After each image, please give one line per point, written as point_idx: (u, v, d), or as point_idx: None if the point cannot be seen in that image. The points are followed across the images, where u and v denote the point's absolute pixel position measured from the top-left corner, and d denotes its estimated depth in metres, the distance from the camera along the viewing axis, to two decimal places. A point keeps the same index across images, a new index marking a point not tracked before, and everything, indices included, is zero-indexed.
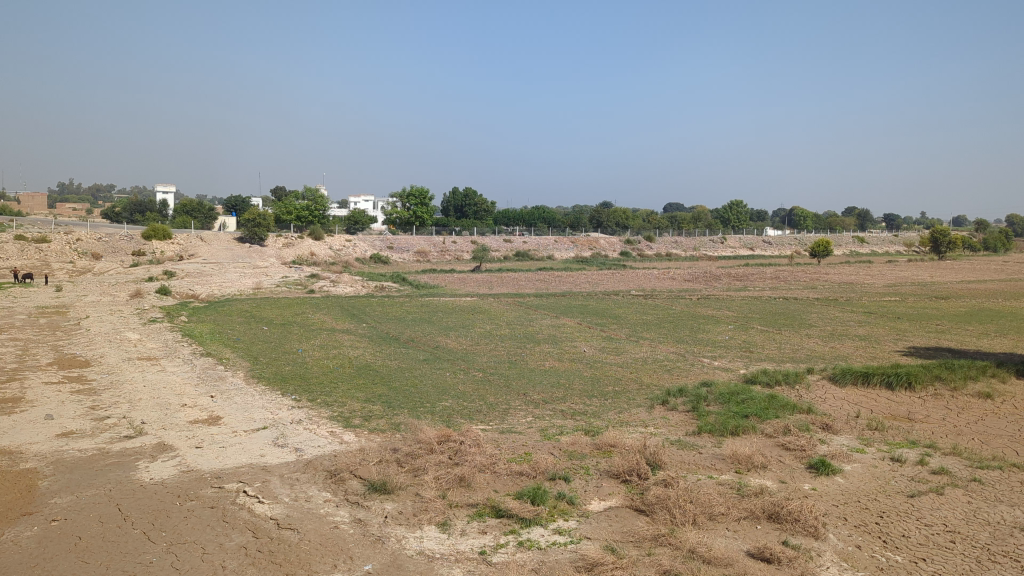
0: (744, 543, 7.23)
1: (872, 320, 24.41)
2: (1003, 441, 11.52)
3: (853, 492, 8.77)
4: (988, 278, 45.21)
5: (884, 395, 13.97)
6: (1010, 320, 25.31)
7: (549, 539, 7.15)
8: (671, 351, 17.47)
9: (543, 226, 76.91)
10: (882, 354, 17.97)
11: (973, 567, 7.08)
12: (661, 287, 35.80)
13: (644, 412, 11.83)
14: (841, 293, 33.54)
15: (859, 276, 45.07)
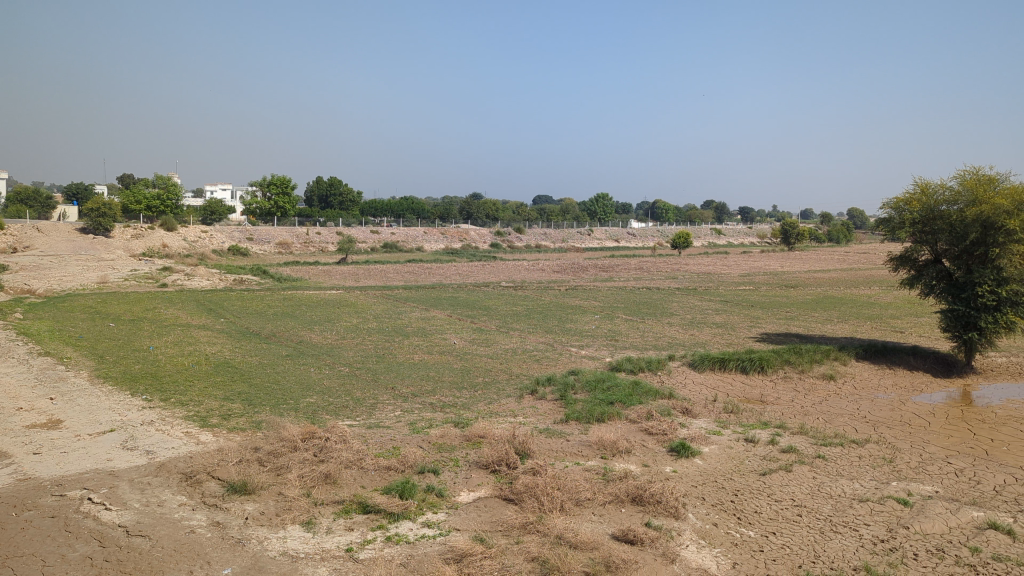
0: (609, 526, 7.44)
1: (727, 308, 25.61)
2: (844, 420, 12.40)
3: (711, 473, 9.20)
4: (832, 268, 48.52)
5: (739, 379, 14.74)
6: (850, 306, 27.25)
7: (417, 533, 7.12)
8: (538, 341, 17.75)
9: (412, 219, 76.29)
10: (737, 340, 18.93)
11: (817, 538, 7.59)
12: (530, 278, 36.31)
13: (513, 403, 11.96)
14: (699, 283, 34.98)
15: (717, 267, 47.28)
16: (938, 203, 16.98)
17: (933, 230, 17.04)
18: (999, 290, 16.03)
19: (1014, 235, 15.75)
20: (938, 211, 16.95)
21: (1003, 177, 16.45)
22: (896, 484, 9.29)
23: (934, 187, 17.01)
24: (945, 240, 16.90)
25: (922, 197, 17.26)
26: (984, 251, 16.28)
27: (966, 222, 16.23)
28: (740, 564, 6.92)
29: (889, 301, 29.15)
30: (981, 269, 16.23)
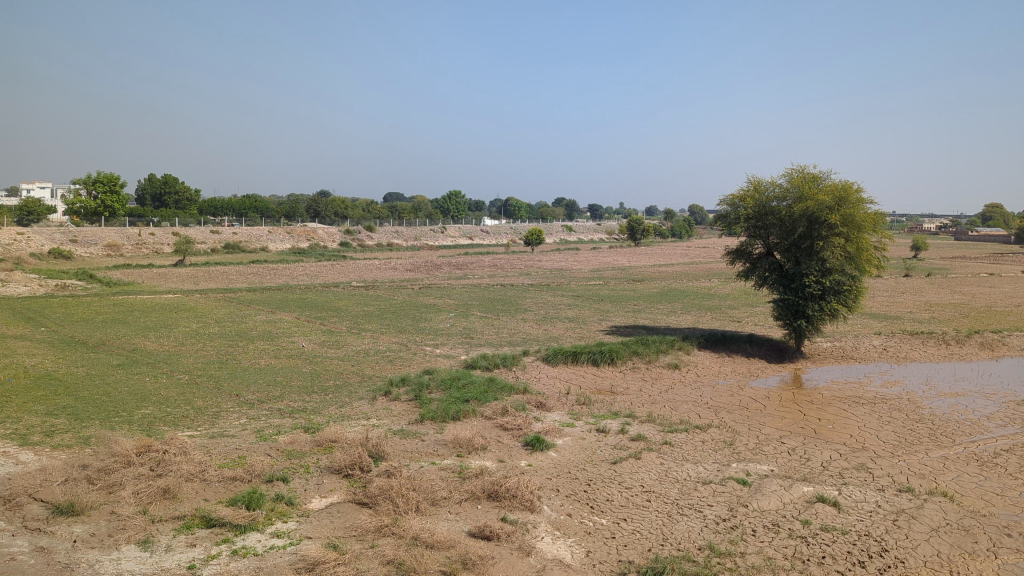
0: (465, 524, 7.46)
1: (578, 303, 26.30)
2: (688, 406, 13.03)
3: (564, 464, 9.41)
4: (675, 262, 50.84)
5: (591, 371, 15.18)
6: (692, 298, 28.63)
7: (266, 544, 6.88)
8: (391, 341, 17.57)
9: (254, 217, 73.59)
10: (588, 334, 19.47)
11: (666, 521, 7.92)
12: (381, 277, 35.92)
13: (366, 405, 11.78)
14: (550, 279, 35.72)
15: (568, 262, 48.52)
16: (769, 199, 18.07)
17: (765, 225, 18.13)
18: (824, 280, 17.34)
19: (836, 228, 17.09)
20: (769, 207, 18.04)
21: (825, 175, 17.74)
22: (736, 465, 9.85)
23: (766, 184, 18.08)
24: (776, 234, 18.04)
25: (755, 194, 18.32)
26: (810, 244, 17.51)
27: (794, 217, 17.41)
28: (594, 552, 7.13)
29: (727, 292, 30.84)
30: (808, 260, 17.48)
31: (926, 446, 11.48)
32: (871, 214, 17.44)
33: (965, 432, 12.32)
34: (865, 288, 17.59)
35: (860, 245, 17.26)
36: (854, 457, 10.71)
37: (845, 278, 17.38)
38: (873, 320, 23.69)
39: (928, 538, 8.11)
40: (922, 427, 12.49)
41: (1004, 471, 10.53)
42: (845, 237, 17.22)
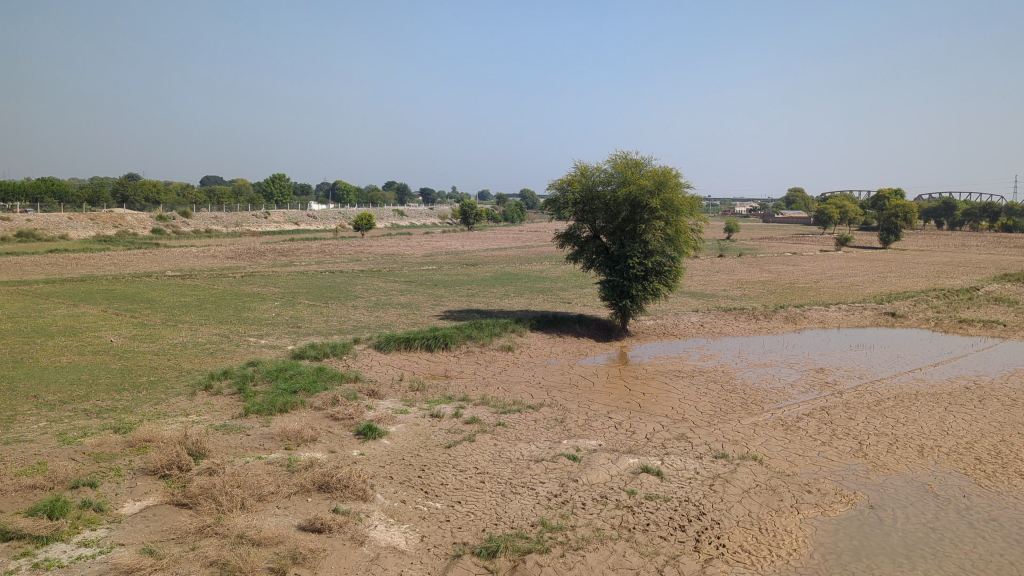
0: (295, 518, 7.27)
1: (410, 288, 26.11)
2: (521, 387, 13.32)
3: (398, 451, 9.36)
4: (507, 246, 51.60)
5: (424, 357, 15.17)
6: (523, 281, 29.22)
7: (72, 555, 6.39)
8: (212, 333, 16.75)
9: (52, 202, 67.64)
10: (421, 320, 19.43)
11: (499, 500, 8.07)
12: (200, 266, 34.14)
13: (185, 401, 11.19)
14: (381, 265, 35.26)
15: (399, 247, 48.15)
16: (595, 183, 18.67)
17: (592, 209, 18.69)
18: (646, 261, 18.22)
19: (657, 212, 17.99)
20: (595, 191, 18.63)
21: (646, 161, 18.58)
22: (567, 441, 10.17)
23: (592, 168, 18.64)
24: (602, 218, 18.70)
25: (581, 178, 18.83)
26: (633, 227, 18.29)
27: (618, 201, 18.11)
28: (428, 536, 7.15)
29: (557, 275, 31.67)
30: (631, 243, 18.27)
31: (739, 414, 12.35)
32: (688, 199, 18.51)
33: (772, 399, 13.37)
34: (683, 269, 18.69)
35: (678, 228, 18.26)
36: (675, 427, 11.34)
37: (666, 259, 18.40)
38: (691, 298, 25.12)
39: (740, 499, 8.74)
40: (736, 397, 13.43)
41: (805, 433, 11.52)
42: (665, 220, 18.18)
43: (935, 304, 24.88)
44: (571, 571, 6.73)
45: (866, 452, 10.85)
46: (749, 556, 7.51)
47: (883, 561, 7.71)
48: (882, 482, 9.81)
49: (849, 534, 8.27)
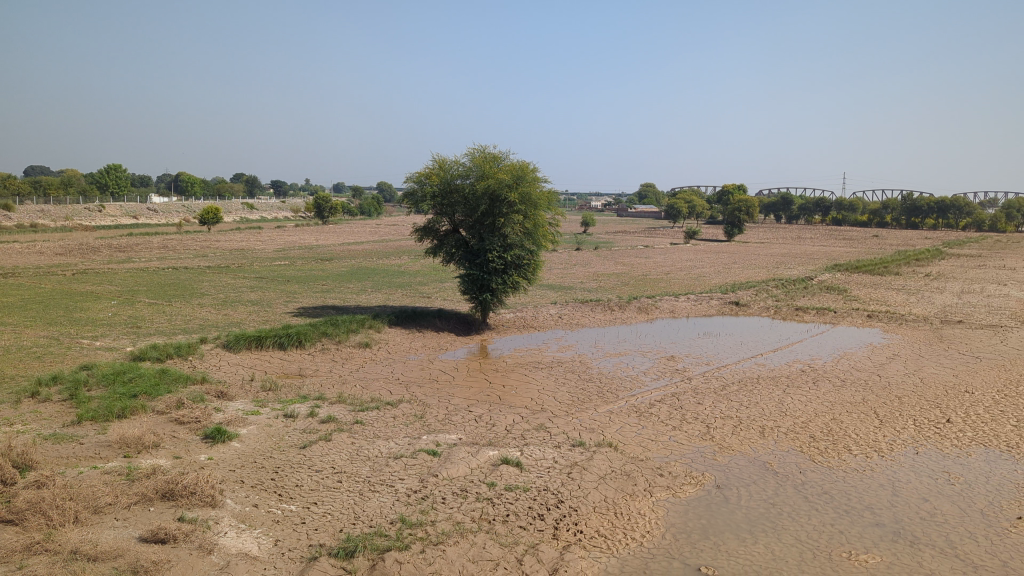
0: (136, 530, 6.85)
1: (261, 285, 25.18)
2: (380, 383, 13.17)
3: (249, 454, 9.02)
4: (363, 240, 50.82)
5: (277, 356, 14.70)
6: (380, 276, 28.88)
7: None
8: (40, 336, 15.55)
9: None
10: (273, 317, 18.82)
11: (357, 500, 7.93)
12: (23, 263, 31.61)
13: (8, 409, 10.31)
14: (229, 261, 33.86)
15: (249, 242, 46.44)
16: (453, 176, 18.49)
17: (450, 202, 18.58)
18: (505, 255, 18.46)
19: (515, 206, 18.23)
20: (454, 184, 18.51)
21: (503, 155, 18.74)
22: (426, 437, 10.13)
23: (450, 162, 18.44)
24: (461, 212, 18.64)
25: (439, 171, 18.60)
26: (492, 221, 18.48)
27: (478, 195, 18.12)
28: (282, 540, 6.94)
29: (416, 269, 31.47)
30: (491, 237, 18.47)
31: (595, 402, 12.72)
32: (546, 193, 18.89)
33: (626, 387, 13.84)
34: (541, 262, 19.16)
35: (536, 222, 18.80)
36: (534, 418, 11.53)
37: (525, 253, 18.75)
38: (548, 291, 25.59)
39: (597, 486, 8.99)
40: (592, 385, 13.83)
41: (657, 419, 11.99)
42: (523, 213, 18.47)
43: (773, 293, 26.51)
44: (431, 566, 6.71)
45: (713, 435, 11.41)
46: (605, 540, 7.75)
47: (729, 537, 8.14)
48: (727, 462, 10.36)
49: (697, 513, 8.69)
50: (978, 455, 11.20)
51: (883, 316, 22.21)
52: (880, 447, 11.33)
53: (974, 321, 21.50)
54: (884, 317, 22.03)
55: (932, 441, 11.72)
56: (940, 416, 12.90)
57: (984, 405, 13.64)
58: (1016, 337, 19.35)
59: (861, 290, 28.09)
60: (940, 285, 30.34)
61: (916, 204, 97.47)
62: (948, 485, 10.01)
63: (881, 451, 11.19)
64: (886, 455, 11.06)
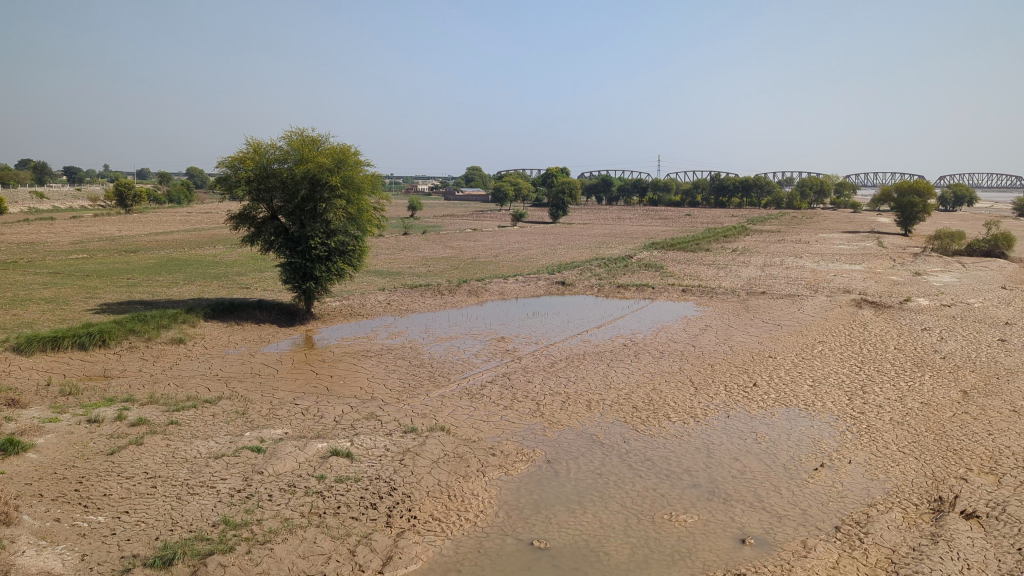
0: None
1: (56, 281, 23.18)
2: (196, 381, 12.51)
3: (47, 465, 8.29)
4: (171, 229, 47.90)
5: (77, 357, 13.60)
6: (192, 267, 27.39)
7: None
8: None
9: None
10: (71, 316, 17.38)
11: (175, 504, 7.50)
12: None
13: None
14: (17, 255, 30.94)
15: (39, 234, 42.62)
16: (270, 161, 17.61)
17: (268, 187, 17.70)
18: (328, 242, 18.14)
19: (337, 190, 17.86)
20: (271, 169, 17.64)
21: (322, 138, 18.21)
22: (249, 434, 9.73)
23: (266, 145, 17.52)
24: (280, 197, 17.85)
25: (255, 155, 17.58)
26: (313, 207, 17.97)
27: (297, 179, 17.48)
28: (90, 555, 6.45)
29: (232, 259, 30.10)
30: (312, 223, 17.98)
31: (426, 387, 12.71)
32: (369, 177, 18.64)
33: (457, 370, 13.95)
34: (366, 247, 18.95)
35: (360, 207, 18.48)
36: (364, 407, 11.37)
37: (349, 239, 18.51)
38: (375, 277, 25.24)
39: (429, 470, 8.99)
40: (422, 370, 13.82)
41: (488, 400, 12.16)
42: (346, 198, 18.15)
43: (596, 272, 27.51)
44: (258, 566, 6.48)
45: (542, 411, 11.72)
46: (439, 524, 7.78)
47: (559, 509, 8.38)
48: (557, 437, 10.67)
49: (529, 489, 8.88)
50: (780, 414, 12.19)
51: (696, 289, 23.62)
52: (696, 413, 12.05)
53: (775, 292, 23.34)
54: (697, 291, 23.43)
55: (741, 404, 12.62)
56: (748, 381, 13.92)
57: (785, 368, 14.86)
58: (811, 305, 21.18)
59: (676, 266, 29.73)
60: (745, 259, 32.65)
61: (723, 184, 104.38)
62: (756, 444, 10.82)
63: (697, 417, 11.91)
64: (701, 420, 11.78)
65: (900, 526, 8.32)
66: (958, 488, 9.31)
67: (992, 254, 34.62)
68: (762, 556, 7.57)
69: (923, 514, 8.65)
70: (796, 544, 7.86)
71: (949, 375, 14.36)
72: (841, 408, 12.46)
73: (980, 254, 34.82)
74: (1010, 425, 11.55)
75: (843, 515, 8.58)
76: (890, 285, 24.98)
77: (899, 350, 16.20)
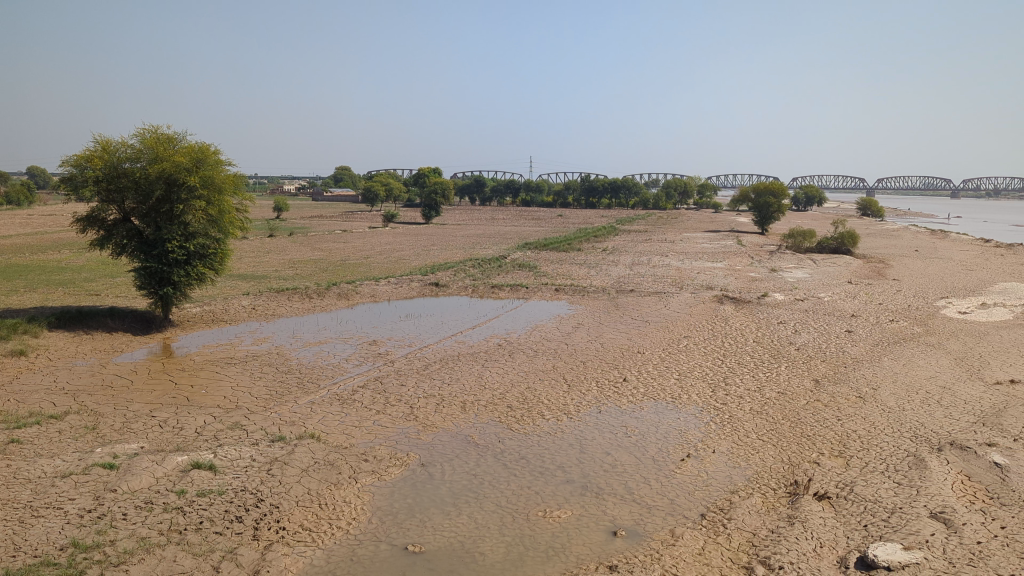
0: None
1: None
2: (40, 396, 11.66)
3: None
4: (10, 232, 44.45)
5: None
6: (36, 273, 25.55)
7: None
8: None
9: None
10: None
11: (18, 529, 6.96)
12: None
13: None
14: None
15: None
16: (121, 160, 16.64)
17: (119, 188, 16.72)
18: (187, 245, 17.35)
19: (195, 190, 17.12)
20: (122, 168, 16.67)
21: (178, 136, 17.41)
22: (101, 450, 9.15)
23: (116, 143, 16.53)
24: (132, 198, 16.89)
25: (103, 154, 16.55)
26: (169, 208, 17.14)
27: (151, 179, 16.61)
28: None
29: (82, 264, 28.29)
30: (169, 225, 17.15)
31: (294, 394, 12.36)
32: (230, 177, 17.98)
33: (327, 375, 13.64)
34: (229, 250, 18.26)
35: (221, 208, 17.81)
36: (228, 417, 10.92)
37: (210, 241, 17.77)
38: (240, 281, 24.33)
39: (298, 480, 8.73)
40: (290, 377, 13.43)
41: (360, 405, 11.94)
42: (205, 199, 17.43)
43: (470, 273, 27.58)
44: None
45: (416, 414, 11.62)
46: (310, 534, 7.57)
47: (434, 512, 8.33)
48: (431, 440, 10.60)
49: (403, 493, 8.78)
50: (649, 407, 12.57)
51: (568, 288, 24.07)
52: (569, 409, 12.26)
53: (643, 289, 24.10)
54: (568, 290, 23.87)
55: (611, 399, 12.93)
56: (618, 376, 14.29)
57: (653, 363, 15.35)
58: (676, 301, 21.98)
59: (548, 266, 30.21)
60: (614, 258, 33.55)
61: (592, 185, 106.81)
62: (626, 438, 11.11)
63: (570, 413, 12.11)
64: (574, 416, 11.99)
65: (760, 510, 8.74)
66: (812, 471, 9.87)
67: (839, 251, 37.03)
68: (633, 547, 7.77)
69: (780, 498, 9.12)
70: (665, 533, 8.11)
71: (802, 365, 15.24)
72: (705, 399, 12.99)
73: (829, 251, 37.14)
74: (857, 410, 12.37)
75: (707, 503, 8.92)
76: (749, 281, 26.29)
77: (757, 343, 17.05)
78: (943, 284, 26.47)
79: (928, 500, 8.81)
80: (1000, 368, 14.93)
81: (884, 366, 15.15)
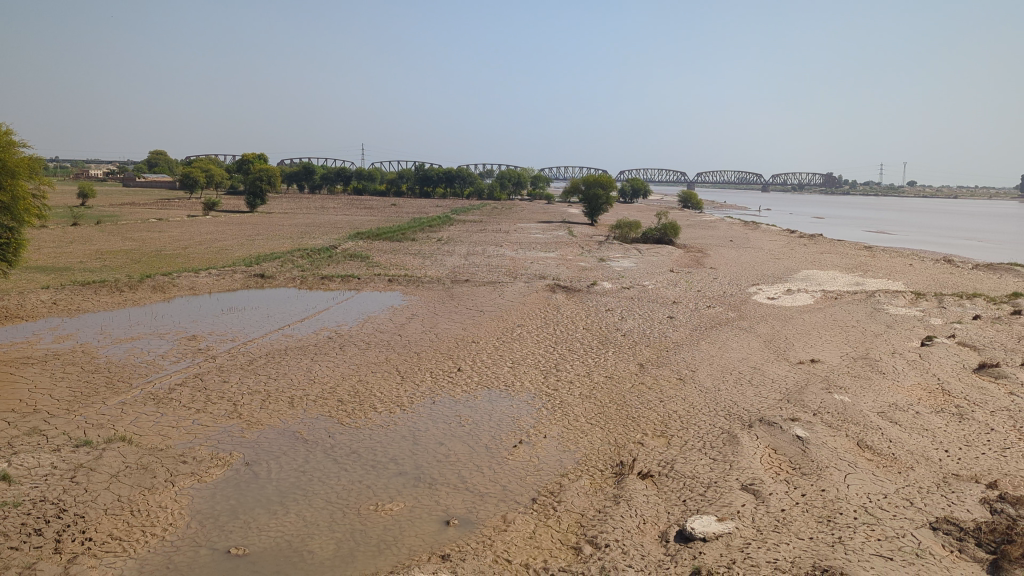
0: None
1: None
2: None
3: None
4: None
5: None
6: None
7: None
8: None
9: None
10: None
11: None
12: None
13: None
14: None
15: None
16: None
17: None
18: None
19: None
20: None
21: None
22: None
23: None
24: None
25: None
26: None
27: None
28: None
29: None
30: None
31: (103, 395, 11.50)
32: (27, 160, 16.42)
33: (141, 373, 12.80)
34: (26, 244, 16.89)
35: (15, 194, 16.21)
36: (25, 422, 10.00)
37: None
38: (38, 273, 22.32)
39: (107, 486, 8.15)
40: (98, 376, 12.49)
41: (178, 404, 11.29)
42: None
43: (299, 263, 26.74)
44: None
45: (240, 412, 11.13)
46: (120, 543, 7.07)
47: (260, 512, 8.02)
48: (256, 438, 10.18)
49: (226, 494, 8.39)
50: (482, 396, 12.68)
51: (402, 279, 23.87)
52: (402, 401, 12.16)
53: (476, 279, 24.30)
54: (402, 280, 23.67)
55: (445, 389, 12.94)
56: (452, 366, 14.33)
57: (485, 351, 15.51)
58: (509, 291, 22.31)
59: (382, 256, 29.82)
60: (448, 248, 33.64)
61: (427, 175, 106.47)
62: (459, 427, 11.15)
63: (402, 405, 12.01)
64: (407, 408, 11.90)
65: (587, 492, 9.03)
66: (635, 452, 10.31)
67: (663, 241, 38.93)
68: (465, 535, 7.81)
69: (607, 479, 9.46)
70: (497, 519, 8.22)
71: (628, 350, 15.89)
72: (536, 386, 13.27)
73: (654, 241, 38.99)
74: (677, 392, 13.05)
75: (538, 487, 9.13)
76: (579, 270, 27.11)
77: (586, 330, 17.62)
78: (754, 271, 28.43)
79: (739, 473, 9.42)
80: (804, 349, 16.24)
81: (702, 349, 16.08)
